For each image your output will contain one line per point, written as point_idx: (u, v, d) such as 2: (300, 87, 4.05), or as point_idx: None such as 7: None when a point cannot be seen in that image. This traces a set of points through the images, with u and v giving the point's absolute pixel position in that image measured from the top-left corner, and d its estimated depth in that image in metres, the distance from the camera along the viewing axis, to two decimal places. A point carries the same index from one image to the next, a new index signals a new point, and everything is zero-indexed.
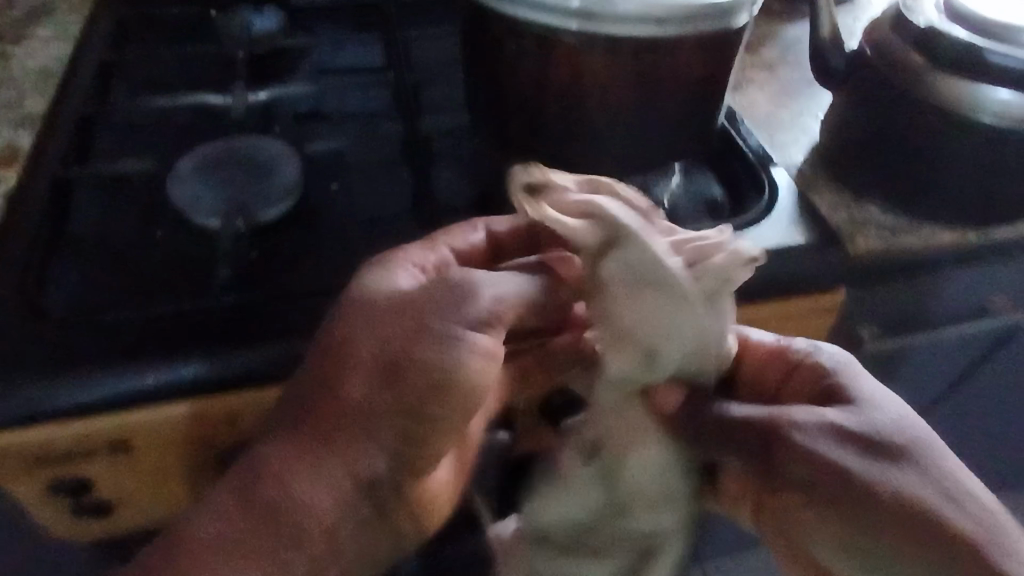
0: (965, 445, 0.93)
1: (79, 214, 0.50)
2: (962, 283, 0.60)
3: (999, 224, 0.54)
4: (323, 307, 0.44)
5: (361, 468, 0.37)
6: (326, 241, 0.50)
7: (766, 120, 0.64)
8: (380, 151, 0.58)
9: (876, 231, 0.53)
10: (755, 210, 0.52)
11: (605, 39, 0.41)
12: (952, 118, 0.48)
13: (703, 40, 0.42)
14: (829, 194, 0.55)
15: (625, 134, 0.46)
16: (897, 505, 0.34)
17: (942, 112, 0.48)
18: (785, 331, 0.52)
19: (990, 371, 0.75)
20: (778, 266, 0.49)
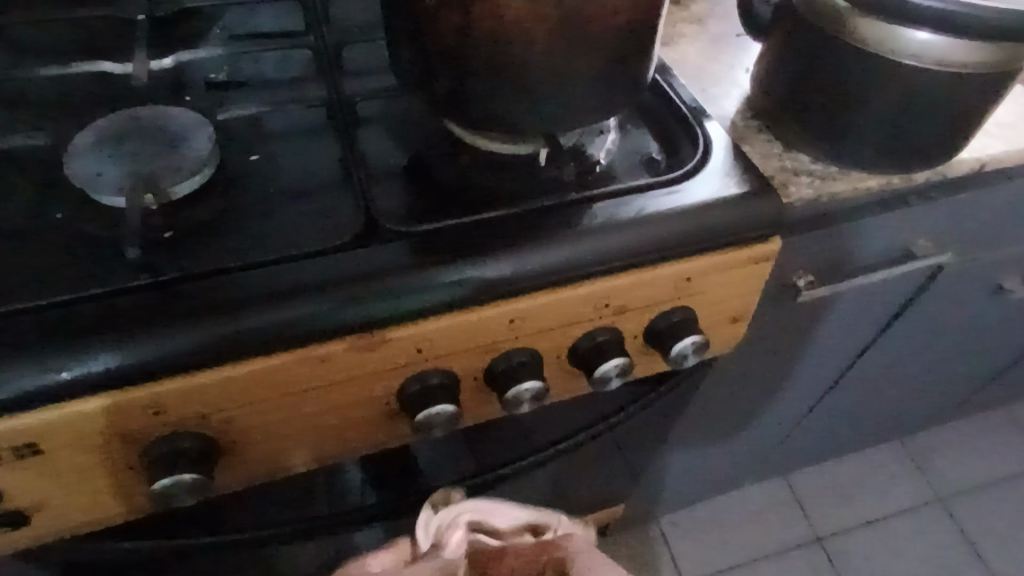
0: (891, 380, 0.99)
1: None
2: (888, 226, 0.62)
3: (921, 166, 0.56)
4: (247, 285, 0.41)
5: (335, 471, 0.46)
6: (248, 214, 0.47)
7: (698, 74, 0.64)
8: (302, 117, 0.54)
9: (806, 179, 0.54)
10: (692, 161, 0.52)
11: None
12: (873, 61, 0.49)
13: None
14: (759, 145, 0.57)
15: (556, 84, 0.44)
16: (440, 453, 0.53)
17: (863, 56, 0.49)
18: (728, 281, 0.51)
19: (913, 309, 0.79)
20: (715, 217, 0.49)
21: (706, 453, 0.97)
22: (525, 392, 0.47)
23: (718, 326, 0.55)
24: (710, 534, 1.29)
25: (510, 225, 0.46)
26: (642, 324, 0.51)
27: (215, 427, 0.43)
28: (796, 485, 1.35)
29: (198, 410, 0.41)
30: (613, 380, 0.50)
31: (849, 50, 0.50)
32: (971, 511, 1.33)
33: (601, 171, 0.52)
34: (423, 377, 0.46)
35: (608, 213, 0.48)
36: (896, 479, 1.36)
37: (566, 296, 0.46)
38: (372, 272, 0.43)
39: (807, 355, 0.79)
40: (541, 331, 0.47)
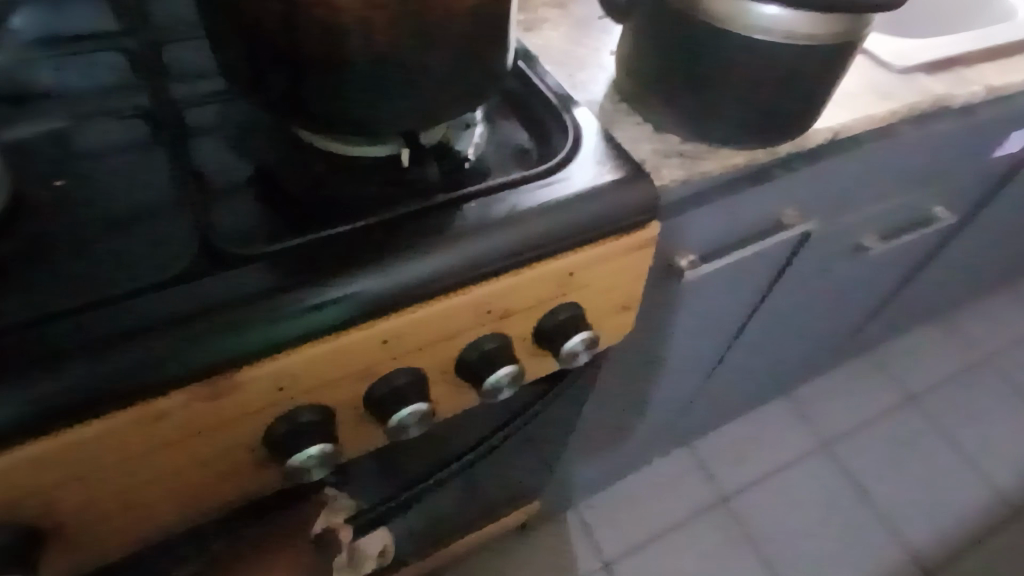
0: (775, 342, 1.04)
1: None
2: (758, 199, 0.63)
3: (783, 138, 0.57)
4: (53, 338, 0.34)
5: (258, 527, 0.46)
6: (54, 249, 0.39)
7: (564, 60, 0.62)
8: (120, 130, 0.47)
9: (678, 160, 0.54)
10: (564, 151, 0.50)
11: None
12: (729, 37, 0.49)
13: None
14: (630, 129, 0.56)
15: (408, 76, 0.40)
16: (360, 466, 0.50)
17: (719, 32, 0.49)
18: (612, 272, 0.50)
19: (788, 275, 0.83)
20: (592, 208, 0.47)
21: (613, 437, 0.97)
22: (411, 416, 0.43)
23: (608, 318, 0.53)
24: (626, 512, 1.31)
25: (374, 235, 0.42)
26: (530, 326, 0.48)
27: (34, 513, 0.35)
28: (699, 450, 1.40)
29: (6, 498, 0.34)
30: (506, 389, 0.47)
31: (706, 28, 0.49)
32: (854, 451, 1.45)
33: (470, 168, 0.48)
34: (293, 417, 0.41)
35: (481, 213, 0.44)
36: (788, 432, 1.45)
37: (444, 307, 0.43)
38: (215, 306, 0.37)
39: (697, 331, 0.80)
40: (422, 347, 0.44)
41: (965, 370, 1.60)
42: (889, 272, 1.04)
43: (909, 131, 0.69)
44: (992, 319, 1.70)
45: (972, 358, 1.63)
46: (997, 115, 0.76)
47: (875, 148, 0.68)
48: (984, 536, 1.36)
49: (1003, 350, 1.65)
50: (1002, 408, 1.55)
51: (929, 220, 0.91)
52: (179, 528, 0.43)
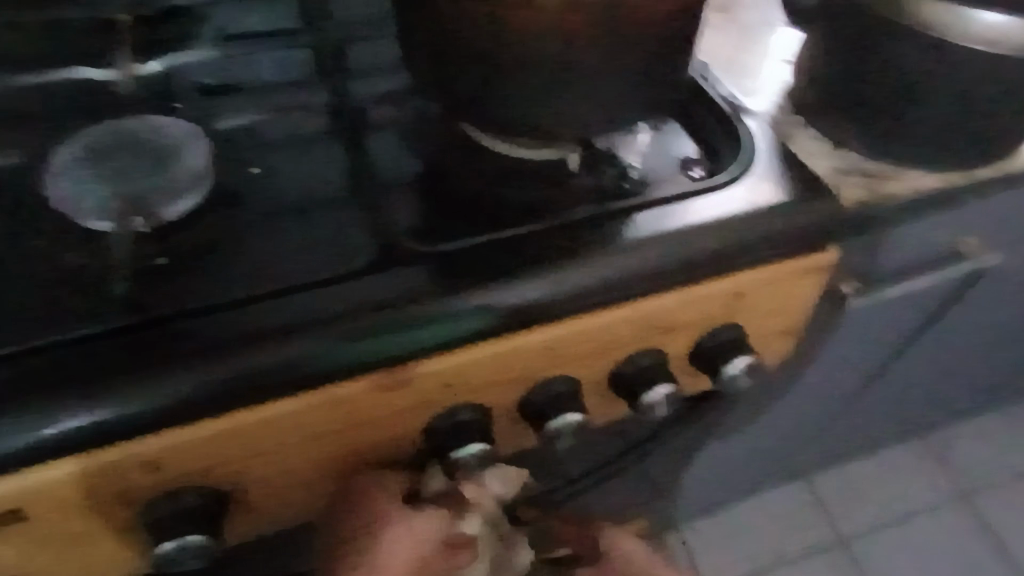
0: (922, 380, 0.95)
1: None
2: (940, 227, 0.57)
3: (981, 162, 0.51)
4: (255, 319, 0.37)
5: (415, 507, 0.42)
6: (251, 234, 0.42)
7: (732, 65, 0.59)
8: (306, 124, 0.49)
9: (860, 180, 0.50)
10: (738, 164, 0.47)
11: None
12: (938, 49, 0.45)
13: None
14: (805, 143, 0.52)
15: (594, 83, 0.40)
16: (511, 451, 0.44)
17: (928, 43, 0.45)
18: (780, 295, 0.47)
19: (953, 310, 0.75)
20: (768, 227, 0.44)
21: (732, 463, 0.93)
22: (567, 425, 0.43)
23: (767, 342, 0.50)
24: (730, 540, 1.25)
25: (545, 241, 0.42)
26: (688, 344, 0.46)
27: (222, 480, 0.38)
28: (816, 486, 1.31)
29: (204, 463, 0.37)
30: (660, 408, 0.45)
31: (910, 37, 0.45)
32: (997, 507, 1.30)
33: (638, 177, 0.47)
34: (453, 414, 0.41)
35: (653, 225, 0.43)
36: (918, 478, 1.33)
37: (608, 319, 0.42)
38: (398, 301, 0.38)
39: (845, 362, 0.74)
40: (581, 357, 0.43)
41: None
42: None
43: None
44: None
45: None
46: None
47: None
48: None
49: None
50: None
51: None
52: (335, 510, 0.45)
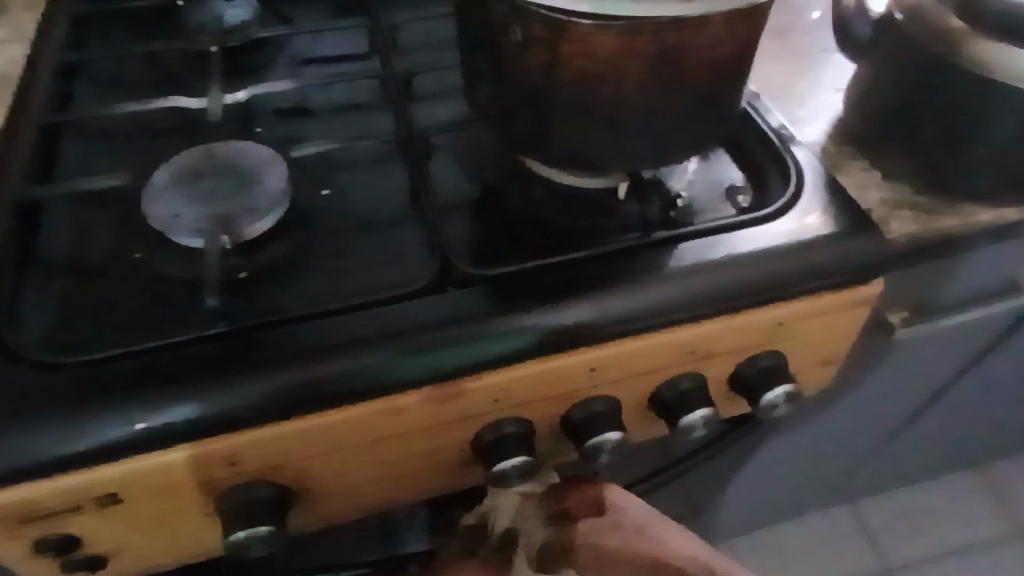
0: (976, 411, 0.93)
1: (45, 234, 0.46)
2: (996, 259, 0.57)
3: None
4: (323, 332, 0.40)
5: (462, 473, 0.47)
6: (322, 253, 0.46)
7: (784, 93, 0.59)
8: (374, 148, 0.53)
9: (910, 213, 0.50)
10: (785, 196, 0.48)
11: (626, 19, 0.37)
12: (993, 88, 0.45)
13: (730, 15, 0.38)
14: (853, 175, 0.52)
15: (644, 121, 0.42)
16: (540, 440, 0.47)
17: (983, 81, 0.45)
18: (823, 326, 0.48)
19: (1013, 341, 0.74)
20: (813, 258, 0.45)
21: (774, 485, 0.93)
22: (606, 443, 0.45)
23: (808, 370, 0.51)
24: (771, 562, 1.23)
25: (592, 267, 0.44)
26: (728, 370, 0.48)
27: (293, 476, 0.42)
28: (863, 512, 1.28)
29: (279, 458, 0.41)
30: (698, 430, 0.47)
31: (965, 76, 0.45)
32: None
33: (685, 207, 0.49)
34: (499, 427, 0.44)
35: (697, 254, 0.45)
36: (974, 511, 1.28)
37: (651, 343, 0.44)
38: (452, 320, 0.41)
39: (891, 391, 0.74)
40: (622, 378, 0.45)
41: None
42: None
43: None
44: None
45: None
46: None
47: None
48: None
49: None
50: None
51: None
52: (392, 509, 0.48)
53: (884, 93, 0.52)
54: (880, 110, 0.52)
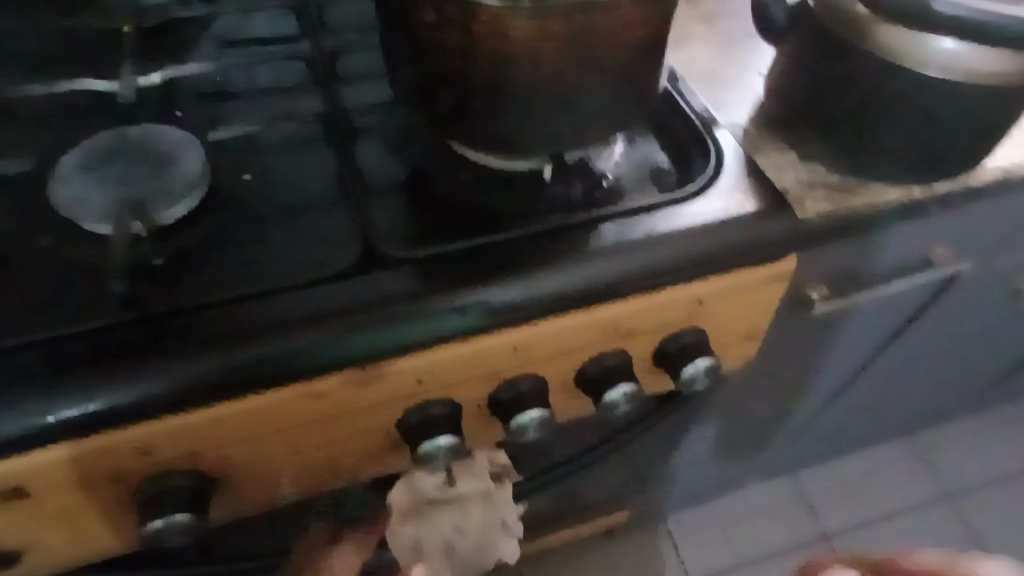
0: (900, 382, 0.98)
1: None
2: (907, 236, 0.60)
3: (944, 175, 0.53)
4: (241, 317, 0.40)
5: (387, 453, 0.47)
6: (242, 237, 0.45)
7: (711, 79, 0.61)
8: (299, 131, 0.52)
9: (824, 192, 0.52)
10: (704, 177, 0.49)
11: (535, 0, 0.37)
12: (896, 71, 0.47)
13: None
14: (772, 157, 0.54)
15: (561, 103, 0.42)
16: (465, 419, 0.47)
17: (886, 65, 0.47)
18: (742, 302, 0.50)
19: (929, 315, 0.78)
20: (729, 237, 0.46)
21: (714, 459, 0.96)
22: (531, 422, 0.46)
23: (731, 346, 0.53)
24: (717, 533, 1.28)
25: (516, 249, 0.44)
26: (652, 347, 0.49)
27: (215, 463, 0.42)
28: (802, 483, 1.34)
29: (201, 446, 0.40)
30: (623, 407, 0.48)
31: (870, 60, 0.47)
32: (981, 509, 1.33)
33: (610, 189, 0.49)
34: (424, 408, 0.44)
35: (617, 235, 0.45)
36: (905, 478, 1.36)
37: (573, 322, 0.44)
38: (372, 304, 0.41)
39: (818, 365, 0.77)
40: (545, 358, 0.46)
41: None
42: None
43: None
44: None
45: None
46: None
47: None
48: None
49: None
50: None
51: None
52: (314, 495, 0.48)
53: (800, 77, 0.53)
54: (796, 93, 0.54)
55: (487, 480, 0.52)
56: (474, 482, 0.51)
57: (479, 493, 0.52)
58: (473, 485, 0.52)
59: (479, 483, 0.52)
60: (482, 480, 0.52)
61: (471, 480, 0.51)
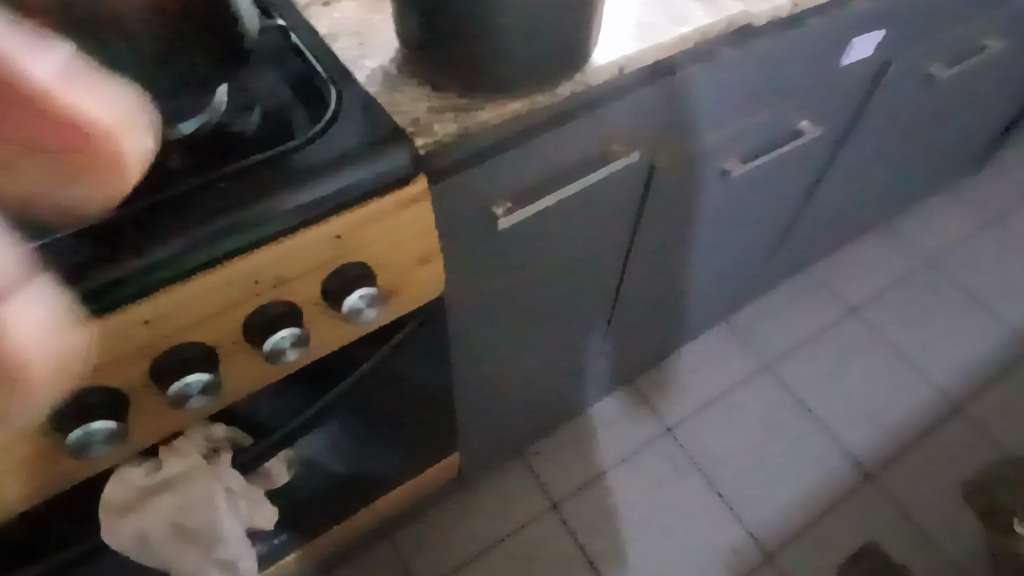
0: (671, 273, 1.07)
1: None
2: (572, 139, 0.64)
3: (557, 79, 0.58)
4: None
5: (55, 459, 0.48)
6: None
7: (356, 29, 0.62)
8: None
9: (452, 115, 0.56)
10: (323, 122, 0.52)
11: None
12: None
13: None
14: (405, 93, 0.57)
15: None
16: (131, 404, 0.49)
17: None
18: (390, 230, 0.52)
19: (646, 207, 0.85)
20: (343, 177, 0.49)
21: (518, 381, 1.02)
22: (191, 386, 0.48)
23: (407, 272, 0.56)
24: (572, 451, 1.36)
25: (124, 224, 0.44)
26: (315, 289, 0.52)
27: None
28: (640, 386, 1.45)
29: (15, 71, 0.20)
30: (290, 351, 0.51)
31: None
32: (795, 369, 1.49)
33: (237, 148, 0.51)
34: (78, 399, 0.45)
35: (233, 191, 0.47)
36: (725, 358, 1.50)
37: (204, 284, 0.46)
38: None
39: (559, 272, 0.84)
40: (193, 324, 0.47)
41: (902, 277, 1.63)
42: (775, 193, 1.05)
43: (720, 56, 0.70)
44: (928, 222, 1.72)
45: (910, 262, 1.66)
46: (824, 24, 0.76)
47: (690, 77, 0.69)
48: (920, 434, 1.40)
49: (939, 252, 1.68)
50: (937, 309, 1.58)
51: (794, 135, 0.92)
52: (81, 117, 0.22)
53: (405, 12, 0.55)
54: (408, 28, 0.56)
55: (197, 455, 0.54)
56: (180, 459, 0.54)
57: (190, 470, 0.54)
58: (180, 463, 0.54)
59: (185, 461, 0.54)
60: (191, 456, 0.54)
61: (178, 458, 0.54)
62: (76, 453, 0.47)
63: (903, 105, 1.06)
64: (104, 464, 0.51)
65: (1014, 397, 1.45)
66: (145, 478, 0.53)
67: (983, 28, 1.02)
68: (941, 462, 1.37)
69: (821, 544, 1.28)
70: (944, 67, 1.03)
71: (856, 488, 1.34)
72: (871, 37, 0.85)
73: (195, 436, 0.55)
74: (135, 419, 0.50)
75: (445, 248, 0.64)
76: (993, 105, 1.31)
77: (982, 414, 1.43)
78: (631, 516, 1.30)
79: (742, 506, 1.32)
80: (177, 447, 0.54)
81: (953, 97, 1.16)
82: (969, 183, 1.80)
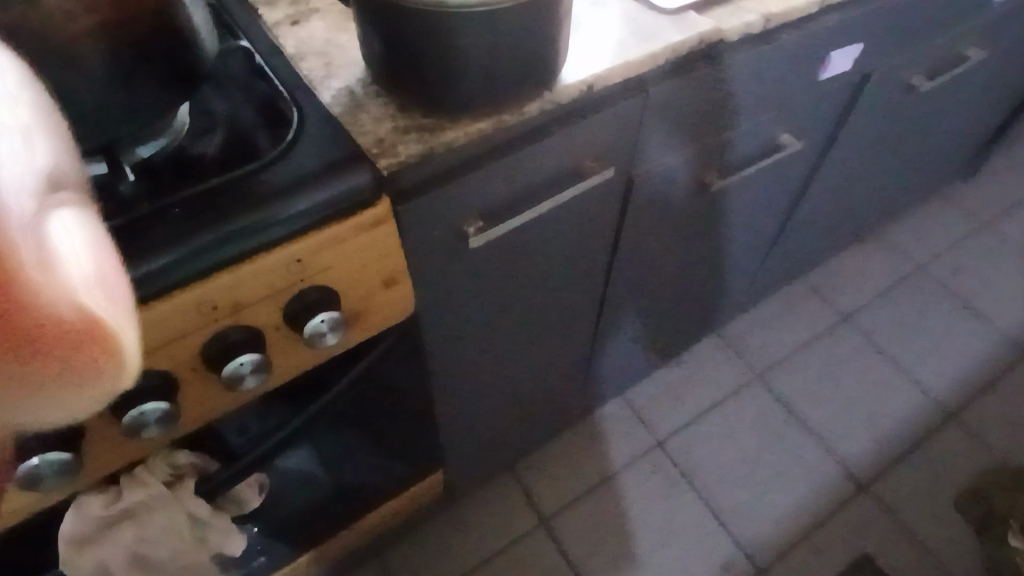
0: (658, 287, 1.06)
1: None
2: (543, 156, 0.64)
3: (523, 97, 0.58)
4: None
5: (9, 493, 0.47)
6: None
7: (322, 49, 0.62)
8: None
9: (416, 135, 0.55)
10: (284, 143, 0.52)
11: None
12: (416, 14, 0.49)
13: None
14: (369, 113, 0.56)
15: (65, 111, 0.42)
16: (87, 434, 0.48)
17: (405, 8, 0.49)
18: (351, 252, 0.52)
19: (627, 222, 0.85)
20: (302, 200, 0.48)
21: (503, 397, 1.02)
22: (147, 416, 0.48)
23: (373, 293, 0.56)
24: (563, 465, 1.35)
25: None
26: (274, 312, 0.51)
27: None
28: (631, 398, 1.44)
29: None
30: (249, 377, 0.51)
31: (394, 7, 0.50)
32: (787, 380, 1.48)
33: (196, 169, 0.51)
34: None
35: (188, 215, 0.46)
36: (717, 369, 1.49)
37: (158, 312, 0.45)
38: None
39: (539, 288, 0.83)
40: (149, 351, 0.47)
41: (893, 286, 1.63)
42: (761, 204, 1.05)
43: (692, 71, 0.69)
44: (919, 231, 1.72)
45: (902, 271, 1.65)
46: (799, 38, 0.75)
47: (664, 92, 0.68)
48: (913, 444, 1.39)
49: (931, 260, 1.67)
50: (928, 319, 1.58)
51: (776, 147, 0.92)
52: None
53: (365, 34, 0.55)
54: (369, 49, 0.56)
55: (158, 483, 0.54)
56: (140, 488, 0.53)
57: (149, 498, 0.53)
58: (140, 492, 0.53)
59: (145, 489, 0.53)
60: (152, 484, 0.54)
61: (138, 486, 0.53)
62: (29, 486, 0.46)
63: (885, 116, 1.06)
64: (61, 494, 0.50)
65: (1007, 406, 1.44)
66: (104, 507, 0.52)
67: (963, 38, 1.02)
68: (935, 472, 1.35)
69: (814, 558, 1.26)
70: (926, 78, 1.03)
71: (848, 500, 1.32)
72: (848, 49, 0.84)
73: (155, 463, 0.55)
74: (91, 449, 0.49)
75: (415, 267, 0.63)
76: (978, 114, 1.31)
77: (976, 423, 1.42)
78: (621, 532, 1.28)
79: (734, 520, 1.30)
80: (137, 474, 0.54)
81: (937, 107, 1.16)
82: (959, 192, 1.80)
